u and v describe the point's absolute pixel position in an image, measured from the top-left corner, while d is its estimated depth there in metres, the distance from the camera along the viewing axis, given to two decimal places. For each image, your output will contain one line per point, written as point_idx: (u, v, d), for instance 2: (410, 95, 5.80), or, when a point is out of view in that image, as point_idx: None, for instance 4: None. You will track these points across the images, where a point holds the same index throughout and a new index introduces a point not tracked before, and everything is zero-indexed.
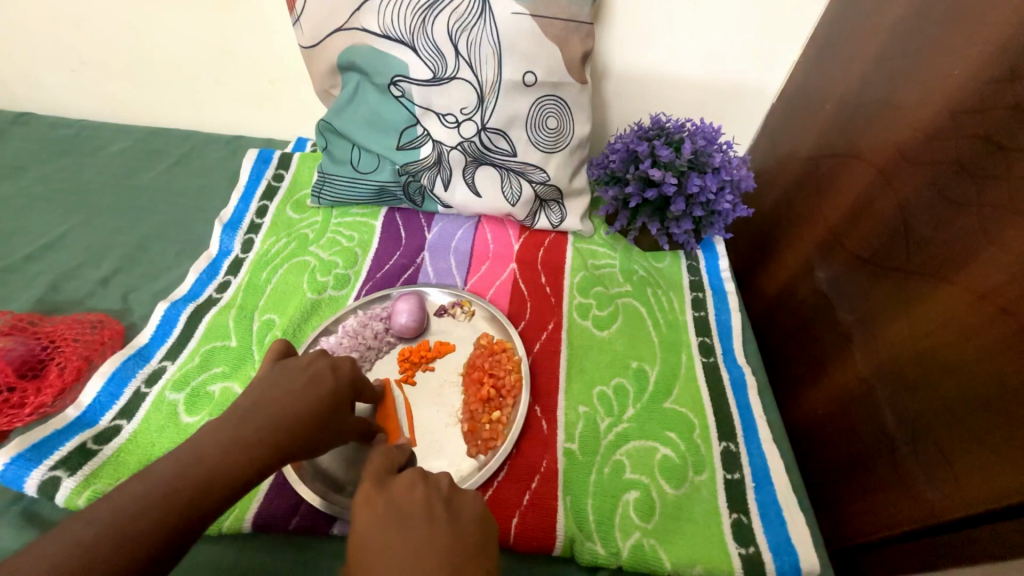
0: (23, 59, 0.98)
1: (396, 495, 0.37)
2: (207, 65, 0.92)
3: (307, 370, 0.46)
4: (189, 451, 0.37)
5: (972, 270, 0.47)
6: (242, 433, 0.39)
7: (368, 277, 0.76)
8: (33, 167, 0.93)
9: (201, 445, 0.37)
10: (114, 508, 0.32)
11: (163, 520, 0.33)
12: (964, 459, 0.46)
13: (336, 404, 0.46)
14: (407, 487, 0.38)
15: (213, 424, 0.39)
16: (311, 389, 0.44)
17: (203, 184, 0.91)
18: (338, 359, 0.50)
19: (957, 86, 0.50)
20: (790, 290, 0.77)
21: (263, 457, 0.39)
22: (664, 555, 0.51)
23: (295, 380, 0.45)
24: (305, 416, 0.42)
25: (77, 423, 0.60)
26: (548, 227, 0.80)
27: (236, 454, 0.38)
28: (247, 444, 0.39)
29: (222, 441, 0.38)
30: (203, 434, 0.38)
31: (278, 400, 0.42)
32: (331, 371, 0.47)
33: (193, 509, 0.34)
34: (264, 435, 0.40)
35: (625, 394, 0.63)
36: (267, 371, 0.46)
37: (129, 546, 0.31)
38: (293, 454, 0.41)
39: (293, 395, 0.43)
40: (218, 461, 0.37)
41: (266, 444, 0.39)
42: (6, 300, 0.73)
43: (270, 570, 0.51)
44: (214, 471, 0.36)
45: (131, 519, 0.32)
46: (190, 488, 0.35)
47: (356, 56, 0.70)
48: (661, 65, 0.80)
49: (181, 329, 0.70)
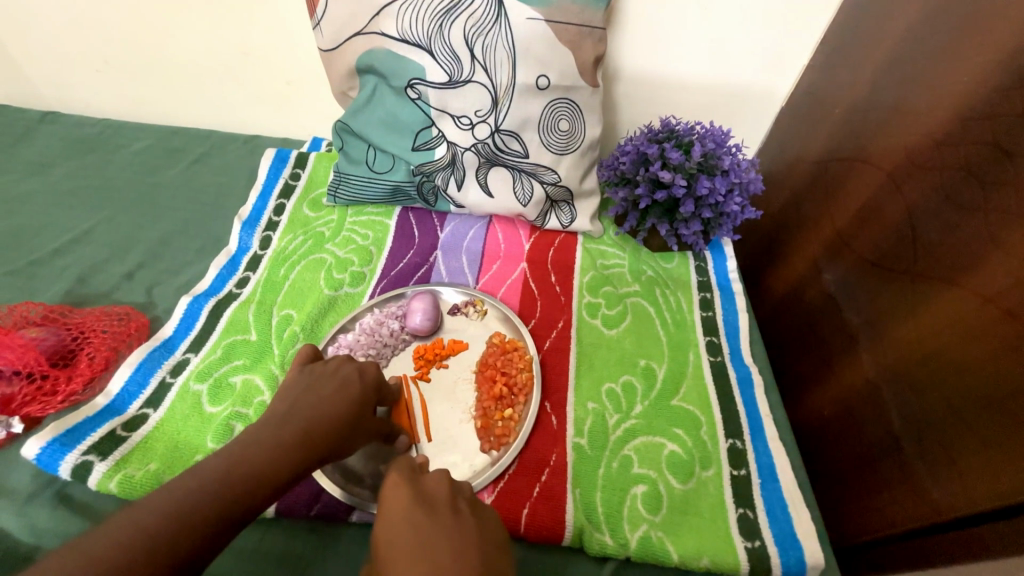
0: (51, 60, 1.02)
1: (425, 489, 0.41)
2: (227, 66, 0.95)
3: (337, 376, 0.49)
4: (236, 451, 0.40)
5: (980, 273, 0.48)
6: (282, 436, 0.42)
7: (382, 275, 0.78)
8: (58, 164, 0.96)
9: (245, 446, 0.40)
10: (168, 497, 0.35)
11: (212, 510, 0.36)
12: (969, 458, 0.47)
13: (363, 407, 0.49)
14: (434, 482, 0.42)
15: (255, 429, 0.42)
16: (340, 394, 0.47)
17: (222, 183, 0.93)
18: (365, 364, 0.52)
19: (964, 93, 0.51)
20: (797, 291, 0.78)
21: (302, 458, 0.42)
22: (671, 547, 0.53)
23: (325, 386, 0.47)
24: (337, 421, 0.45)
25: (107, 411, 0.62)
26: (558, 227, 0.82)
27: (280, 457, 0.41)
28: (285, 447, 0.41)
29: (266, 442, 0.41)
30: (249, 436, 0.41)
31: (314, 405, 0.45)
32: (359, 376, 0.50)
33: (237, 501, 0.37)
34: (304, 439, 0.42)
35: (633, 391, 0.65)
36: (296, 378, 0.49)
37: (184, 529, 0.34)
38: (325, 455, 0.44)
39: (325, 400, 0.46)
40: (263, 460, 0.40)
41: (305, 447, 0.42)
42: (35, 293, 0.76)
43: (291, 555, 0.53)
44: (259, 469, 0.39)
45: (187, 507, 0.35)
46: (237, 484, 0.38)
47: (375, 59, 0.73)
48: (671, 69, 0.82)
49: (203, 323, 0.72)
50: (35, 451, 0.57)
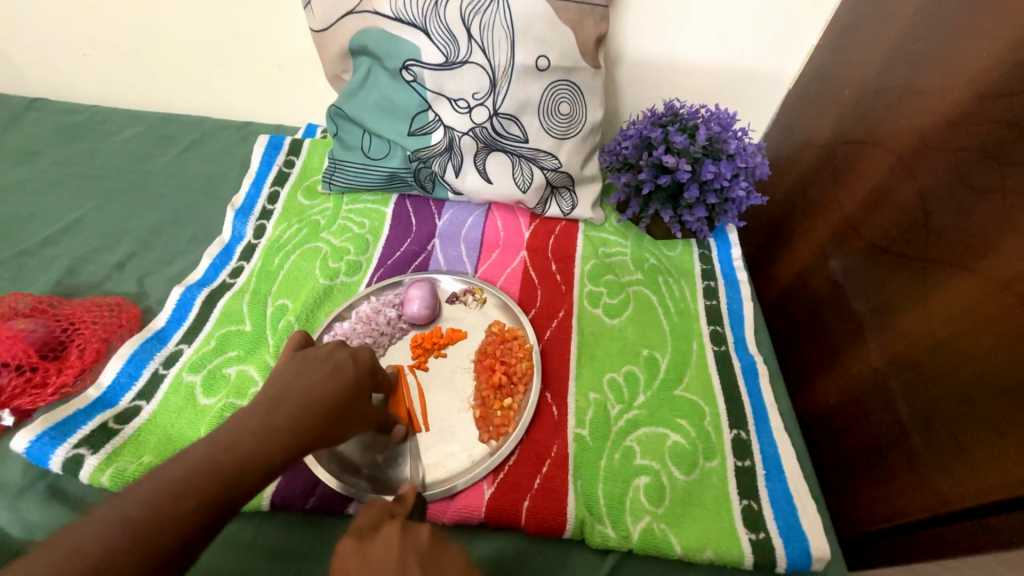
0: (35, 44, 0.99)
1: (374, 551, 0.36)
2: (217, 49, 0.92)
3: (330, 361, 0.47)
4: (224, 435, 0.38)
5: (995, 257, 0.46)
6: (274, 421, 0.40)
7: (379, 264, 0.77)
8: (48, 152, 0.94)
9: (233, 433, 0.39)
10: (150, 484, 0.34)
11: (201, 501, 0.35)
12: (980, 447, 0.46)
13: (356, 393, 0.47)
14: (382, 542, 0.37)
15: (244, 413, 0.40)
16: (334, 378, 0.46)
17: (215, 170, 0.91)
18: (358, 349, 0.51)
19: (982, 70, 0.49)
20: (803, 279, 0.76)
21: (292, 444, 0.40)
22: (674, 539, 0.52)
23: (318, 371, 0.46)
24: (331, 406, 0.44)
25: (98, 404, 0.61)
26: (558, 214, 0.80)
27: (268, 441, 0.39)
28: (276, 432, 0.40)
29: (254, 426, 0.39)
30: (236, 420, 0.40)
31: (308, 389, 0.43)
32: (353, 360, 0.49)
33: (227, 487, 0.36)
34: (295, 423, 0.41)
35: (636, 381, 0.64)
36: (288, 363, 0.47)
37: (172, 522, 0.33)
38: (318, 440, 0.42)
39: (317, 384, 0.44)
40: (251, 444, 0.38)
41: (297, 432, 0.40)
42: (26, 283, 0.75)
43: (287, 548, 0.52)
44: (247, 455, 0.38)
45: (175, 499, 0.34)
46: (227, 471, 0.36)
47: (368, 40, 0.70)
48: (675, 51, 0.79)
49: (197, 313, 0.71)
50: (25, 444, 0.56)
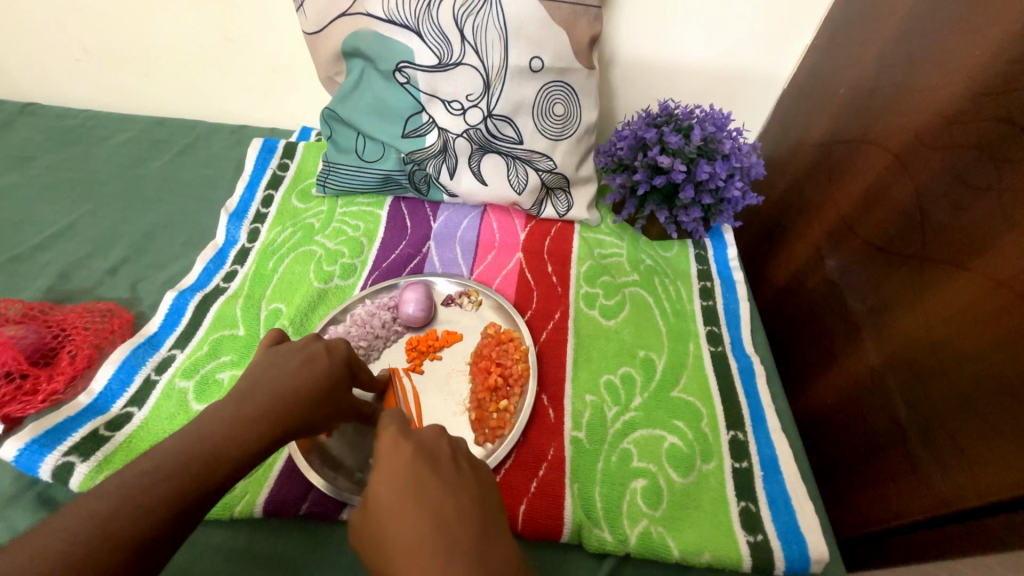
0: (28, 49, 0.98)
1: (422, 443, 0.39)
2: (211, 53, 0.92)
3: (302, 353, 0.47)
4: (194, 431, 0.38)
5: (992, 256, 0.46)
6: (244, 411, 0.40)
7: (374, 267, 0.76)
8: (40, 157, 0.94)
9: (206, 425, 0.38)
10: (127, 486, 0.33)
11: (178, 502, 0.34)
12: (977, 447, 0.46)
13: (332, 384, 0.46)
14: (432, 436, 0.40)
15: (215, 406, 0.40)
16: (306, 368, 0.45)
17: (209, 174, 0.91)
18: (334, 341, 0.50)
19: (977, 68, 0.49)
20: (799, 279, 0.76)
21: (265, 434, 0.40)
22: (671, 542, 0.51)
23: (290, 361, 0.45)
24: (303, 395, 0.43)
25: (89, 411, 0.61)
26: (554, 216, 0.80)
27: (239, 431, 0.39)
28: (248, 421, 0.40)
29: (226, 417, 0.39)
30: (208, 413, 0.39)
31: (279, 380, 0.43)
32: (327, 352, 0.48)
33: (204, 484, 0.36)
34: (266, 413, 0.41)
35: (632, 382, 0.63)
36: (262, 357, 0.47)
37: (152, 519, 0.33)
38: (291, 432, 0.42)
39: (289, 374, 0.44)
40: (223, 436, 0.38)
41: (269, 422, 0.40)
42: (17, 289, 0.74)
43: (281, 555, 0.52)
44: (224, 450, 0.37)
45: (154, 504, 0.33)
46: (199, 466, 0.36)
47: (360, 42, 0.70)
48: (669, 51, 0.79)
49: (189, 318, 0.70)
50: (14, 453, 0.55)
